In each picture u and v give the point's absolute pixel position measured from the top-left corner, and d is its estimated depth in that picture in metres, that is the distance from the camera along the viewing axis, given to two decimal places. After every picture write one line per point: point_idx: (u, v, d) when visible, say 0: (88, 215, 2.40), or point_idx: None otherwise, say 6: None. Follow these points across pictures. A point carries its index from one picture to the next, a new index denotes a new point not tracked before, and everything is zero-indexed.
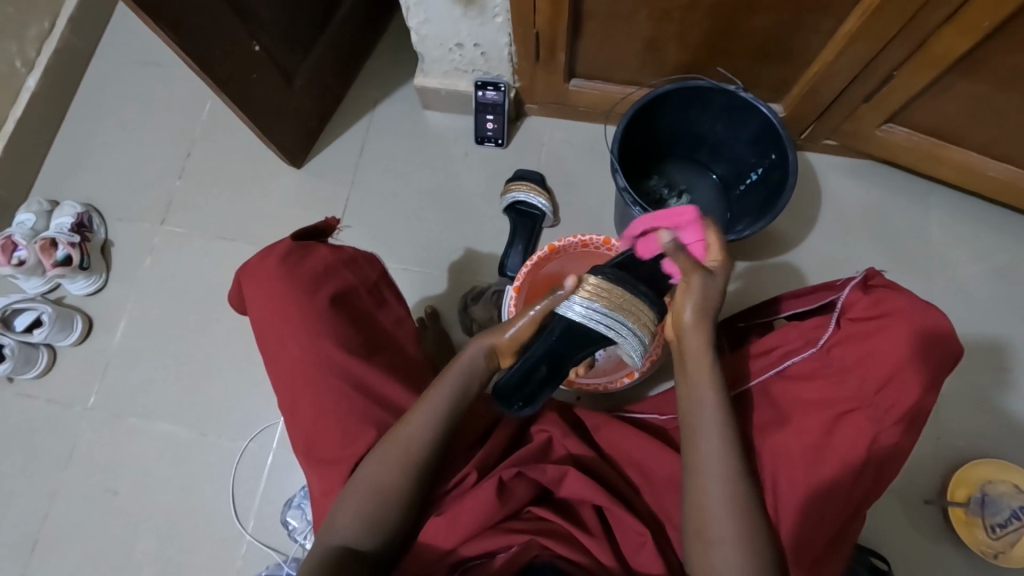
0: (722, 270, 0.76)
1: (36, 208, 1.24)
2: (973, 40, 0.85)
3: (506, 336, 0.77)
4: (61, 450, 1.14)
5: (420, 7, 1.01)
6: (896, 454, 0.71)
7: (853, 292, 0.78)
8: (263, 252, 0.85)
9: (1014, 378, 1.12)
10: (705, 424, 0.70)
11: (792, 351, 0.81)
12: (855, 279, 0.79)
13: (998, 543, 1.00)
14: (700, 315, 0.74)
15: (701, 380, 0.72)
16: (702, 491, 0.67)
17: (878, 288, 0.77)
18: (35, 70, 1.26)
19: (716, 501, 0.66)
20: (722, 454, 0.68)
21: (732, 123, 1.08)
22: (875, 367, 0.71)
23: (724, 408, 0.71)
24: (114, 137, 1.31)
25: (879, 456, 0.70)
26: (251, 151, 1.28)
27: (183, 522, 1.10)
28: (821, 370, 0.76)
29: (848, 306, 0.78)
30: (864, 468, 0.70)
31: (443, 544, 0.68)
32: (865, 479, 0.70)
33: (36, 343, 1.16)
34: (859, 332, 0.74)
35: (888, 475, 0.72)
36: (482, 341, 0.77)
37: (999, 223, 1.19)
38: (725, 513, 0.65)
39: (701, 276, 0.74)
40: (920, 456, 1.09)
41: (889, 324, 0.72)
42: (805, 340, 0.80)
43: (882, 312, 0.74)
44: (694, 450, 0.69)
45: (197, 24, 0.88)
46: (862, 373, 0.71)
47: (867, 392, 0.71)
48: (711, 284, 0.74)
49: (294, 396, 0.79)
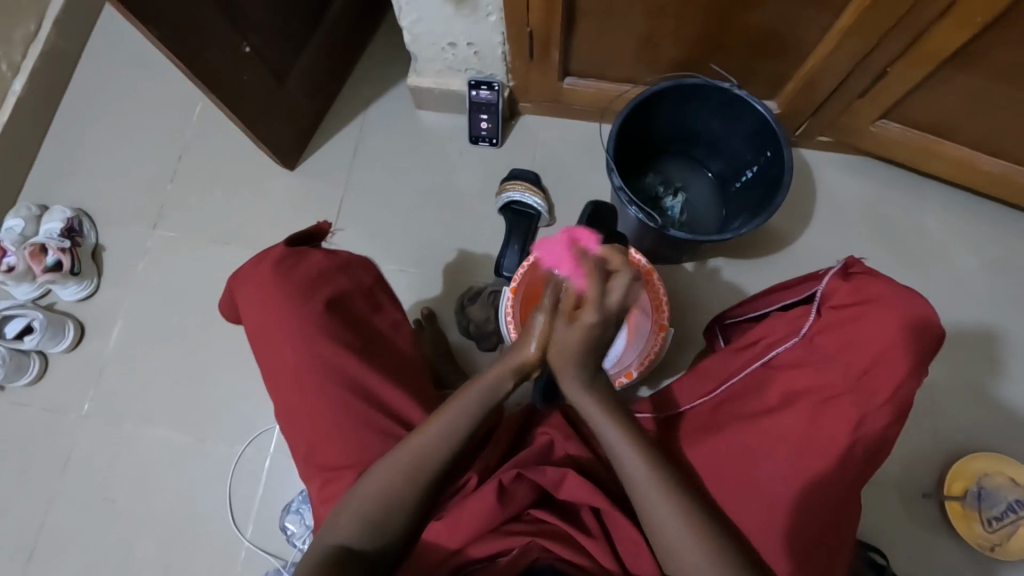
0: (588, 320, 0.67)
1: (25, 213, 1.22)
2: (967, 35, 0.85)
3: (531, 348, 0.72)
4: (56, 458, 1.12)
5: (413, 7, 1.00)
6: (884, 438, 0.72)
7: (833, 281, 0.78)
8: (258, 257, 0.84)
9: (1009, 369, 1.13)
10: (661, 514, 0.66)
11: (777, 342, 0.81)
12: (835, 268, 0.79)
13: (994, 536, 1.02)
14: (569, 353, 0.69)
15: (642, 475, 0.68)
16: (645, 502, 0.67)
17: (859, 275, 0.77)
18: (22, 74, 1.25)
19: (660, 506, 0.67)
20: (643, 468, 0.68)
21: (726, 121, 1.08)
22: (859, 353, 0.72)
23: (680, 498, 0.67)
24: (104, 141, 1.29)
25: (867, 438, 0.71)
26: (243, 153, 1.27)
27: (181, 529, 1.09)
28: (805, 358, 0.76)
29: (829, 294, 0.78)
30: (851, 451, 0.71)
31: (449, 544, 0.67)
32: (853, 468, 0.71)
33: (27, 351, 1.14)
34: (840, 320, 0.75)
35: (878, 460, 0.73)
36: (509, 361, 0.73)
37: (993, 216, 1.20)
38: (677, 518, 0.66)
39: (561, 323, 0.69)
40: (919, 450, 1.10)
41: (869, 311, 0.73)
42: (789, 330, 0.80)
43: (863, 299, 0.74)
44: (654, 537, 0.67)
45: (186, 25, 0.87)
46: (846, 361, 0.72)
47: (852, 378, 0.71)
48: (573, 332, 0.68)
49: (292, 403, 0.78)
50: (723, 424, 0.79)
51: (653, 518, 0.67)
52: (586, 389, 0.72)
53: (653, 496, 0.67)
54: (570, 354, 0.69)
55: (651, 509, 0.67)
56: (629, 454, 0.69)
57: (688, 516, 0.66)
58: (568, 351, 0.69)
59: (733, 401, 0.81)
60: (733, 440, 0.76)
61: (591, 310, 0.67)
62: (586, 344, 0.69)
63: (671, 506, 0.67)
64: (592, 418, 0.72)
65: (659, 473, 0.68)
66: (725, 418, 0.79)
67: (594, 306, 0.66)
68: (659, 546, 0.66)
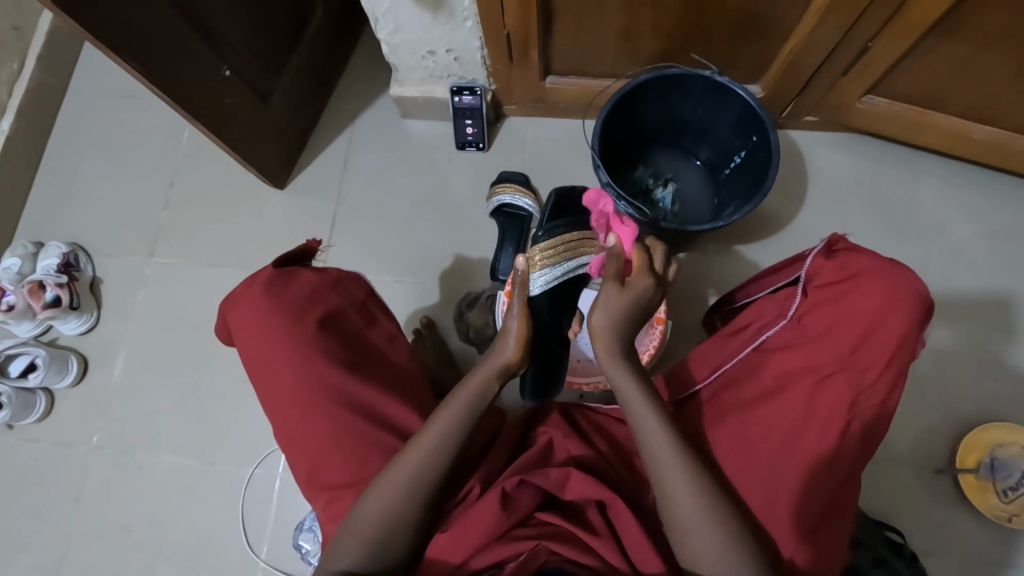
0: (642, 285, 0.73)
1: (21, 251, 1.22)
2: (947, 3, 0.84)
3: (512, 350, 0.75)
4: (68, 492, 1.13)
5: (389, 17, 1.00)
6: (881, 414, 0.72)
7: (817, 259, 0.79)
8: (247, 280, 0.84)
9: (1015, 337, 1.12)
10: (677, 488, 0.67)
11: (767, 325, 0.81)
12: (819, 246, 0.80)
13: (1011, 507, 1.01)
14: (609, 324, 0.73)
15: (665, 452, 0.69)
16: (665, 479, 0.68)
17: (843, 252, 0.78)
18: (9, 113, 1.25)
19: (680, 483, 0.67)
20: (668, 442, 0.69)
21: (712, 108, 1.07)
22: (847, 331, 0.72)
23: (696, 473, 0.68)
24: (94, 173, 1.30)
25: (864, 414, 0.71)
26: (233, 175, 1.27)
27: (197, 554, 1.09)
28: (794, 340, 0.76)
29: (814, 274, 0.78)
30: (847, 429, 0.70)
31: (454, 559, 0.68)
32: (851, 448, 0.71)
33: (33, 388, 1.15)
34: (827, 298, 0.75)
35: (876, 437, 0.73)
36: (493, 364, 0.75)
37: (988, 183, 1.19)
38: (696, 492, 0.67)
39: (610, 290, 0.73)
40: (929, 424, 1.09)
41: (856, 285, 0.73)
42: (778, 314, 0.81)
43: (847, 275, 0.75)
44: (668, 510, 0.67)
45: (163, 54, 0.87)
46: (835, 339, 0.72)
47: (842, 355, 0.71)
48: (626, 296, 0.73)
49: (291, 424, 0.79)
50: (721, 414, 0.78)
51: (674, 499, 0.67)
52: (622, 363, 0.73)
53: (671, 473, 0.68)
54: (617, 323, 0.73)
55: (671, 485, 0.67)
56: (656, 429, 0.70)
57: (704, 494, 0.67)
58: (616, 317, 0.73)
59: (727, 389, 0.80)
60: (732, 425, 0.75)
61: (644, 279, 0.73)
62: (626, 313, 0.73)
63: (690, 483, 0.67)
64: (622, 393, 0.73)
65: (682, 449, 0.69)
66: (720, 407, 0.79)
67: (647, 273, 0.74)
68: (672, 524, 0.67)
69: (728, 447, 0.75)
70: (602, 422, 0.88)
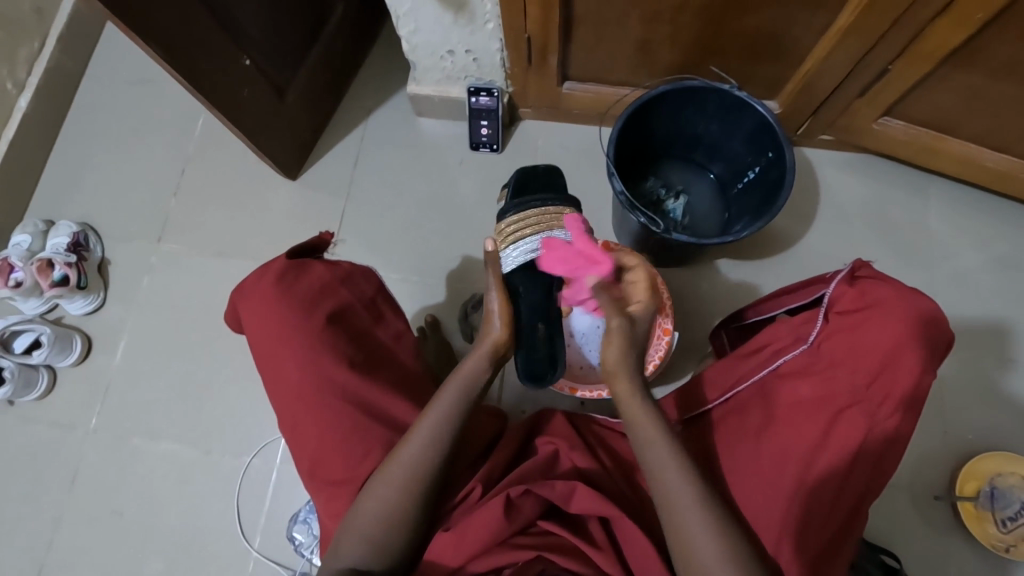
0: (642, 312, 0.79)
1: (32, 229, 1.23)
2: (967, 32, 0.84)
3: (498, 328, 0.79)
4: (66, 471, 1.13)
5: (410, 17, 1.00)
6: (896, 443, 0.70)
7: (839, 286, 0.79)
8: (259, 271, 0.84)
9: (1019, 368, 1.11)
10: (691, 523, 0.65)
11: (783, 349, 0.81)
12: (842, 271, 0.80)
13: (1008, 538, 1.00)
14: (622, 355, 0.75)
15: (676, 488, 0.67)
16: (677, 509, 0.66)
17: (865, 279, 0.78)
18: (26, 90, 1.26)
19: (691, 503, 0.66)
20: (681, 473, 0.68)
21: (728, 122, 1.07)
22: (866, 360, 0.71)
23: (708, 506, 0.66)
24: (109, 155, 1.30)
25: (877, 446, 0.70)
26: (246, 164, 1.28)
27: (190, 541, 1.09)
28: (811, 366, 0.76)
29: (835, 300, 0.78)
30: (862, 461, 0.69)
31: (449, 562, 0.68)
32: (859, 479, 0.69)
33: (36, 365, 1.15)
34: (845, 326, 0.75)
35: (887, 468, 0.70)
36: (484, 347, 0.78)
37: (998, 212, 1.19)
38: (705, 525, 0.65)
39: (622, 320, 0.77)
40: (929, 450, 1.08)
41: (871, 316, 0.73)
42: (794, 338, 0.81)
43: (866, 305, 0.75)
44: (682, 548, 0.65)
45: (183, 41, 0.87)
46: (851, 368, 0.72)
47: (859, 386, 0.71)
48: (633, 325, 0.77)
49: (296, 418, 0.78)
50: (734, 436, 0.79)
51: (686, 529, 0.65)
52: (640, 399, 0.74)
53: (681, 492, 0.67)
54: (625, 350, 0.75)
55: (684, 510, 0.66)
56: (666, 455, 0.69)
57: (721, 530, 0.64)
58: (627, 345, 0.75)
59: (740, 411, 0.81)
60: (747, 451, 0.76)
61: (642, 306, 0.79)
62: (631, 341, 0.76)
63: (701, 515, 0.65)
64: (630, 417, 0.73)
65: (684, 475, 0.68)
66: (731, 430, 0.80)
67: (645, 294, 0.80)
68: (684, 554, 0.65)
69: (740, 470, 0.75)
70: (606, 436, 0.88)
